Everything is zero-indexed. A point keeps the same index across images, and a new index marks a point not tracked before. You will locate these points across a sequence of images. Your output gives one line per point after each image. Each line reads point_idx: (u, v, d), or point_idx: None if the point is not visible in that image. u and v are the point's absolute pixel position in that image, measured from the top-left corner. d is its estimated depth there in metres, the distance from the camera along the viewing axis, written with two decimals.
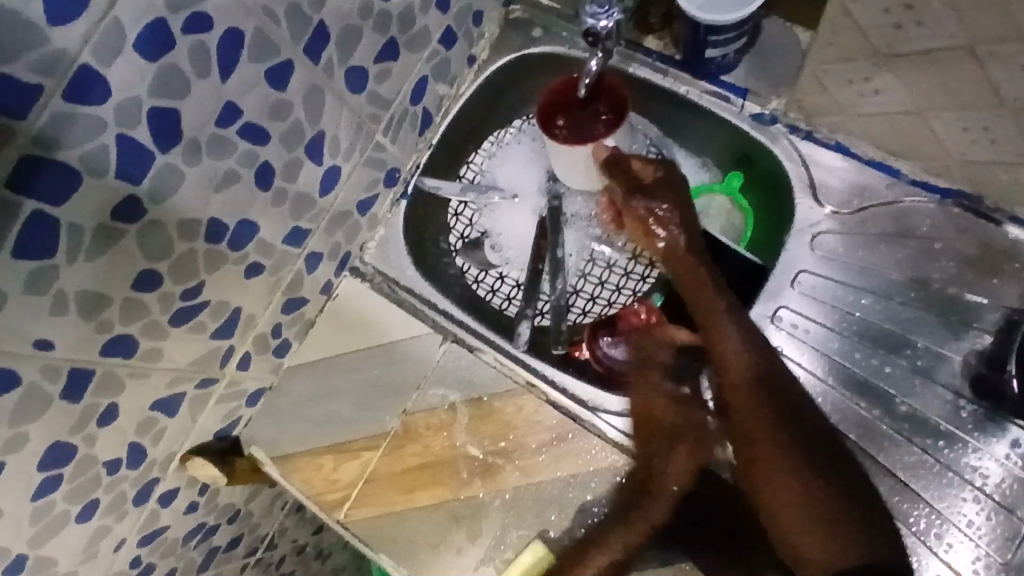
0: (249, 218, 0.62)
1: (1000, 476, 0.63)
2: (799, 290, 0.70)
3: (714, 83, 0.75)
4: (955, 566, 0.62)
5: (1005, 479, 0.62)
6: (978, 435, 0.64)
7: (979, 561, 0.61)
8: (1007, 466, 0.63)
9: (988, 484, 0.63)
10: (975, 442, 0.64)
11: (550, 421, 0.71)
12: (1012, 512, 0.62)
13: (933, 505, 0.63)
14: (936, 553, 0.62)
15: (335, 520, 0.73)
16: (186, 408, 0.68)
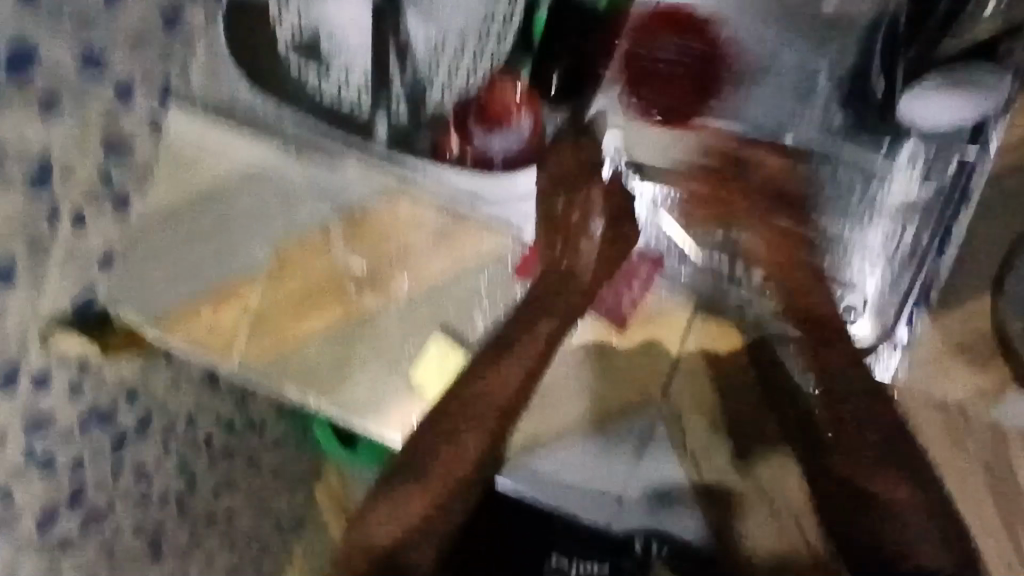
0: (26, 35, 0.50)
1: (869, 181, 0.65)
2: (672, 32, 0.67)
3: None
4: (852, 282, 0.65)
5: (901, 205, 0.65)
6: (855, 146, 0.66)
7: (856, 261, 0.65)
8: (898, 175, 0.65)
9: (859, 189, 0.66)
10: (846, 152, 0.66)
11: (426, 217, 0.68)
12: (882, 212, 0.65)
13: (826, 226, 0.66)
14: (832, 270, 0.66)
15: (230, 366, 0.70)
16: (26, 283, 0.59)
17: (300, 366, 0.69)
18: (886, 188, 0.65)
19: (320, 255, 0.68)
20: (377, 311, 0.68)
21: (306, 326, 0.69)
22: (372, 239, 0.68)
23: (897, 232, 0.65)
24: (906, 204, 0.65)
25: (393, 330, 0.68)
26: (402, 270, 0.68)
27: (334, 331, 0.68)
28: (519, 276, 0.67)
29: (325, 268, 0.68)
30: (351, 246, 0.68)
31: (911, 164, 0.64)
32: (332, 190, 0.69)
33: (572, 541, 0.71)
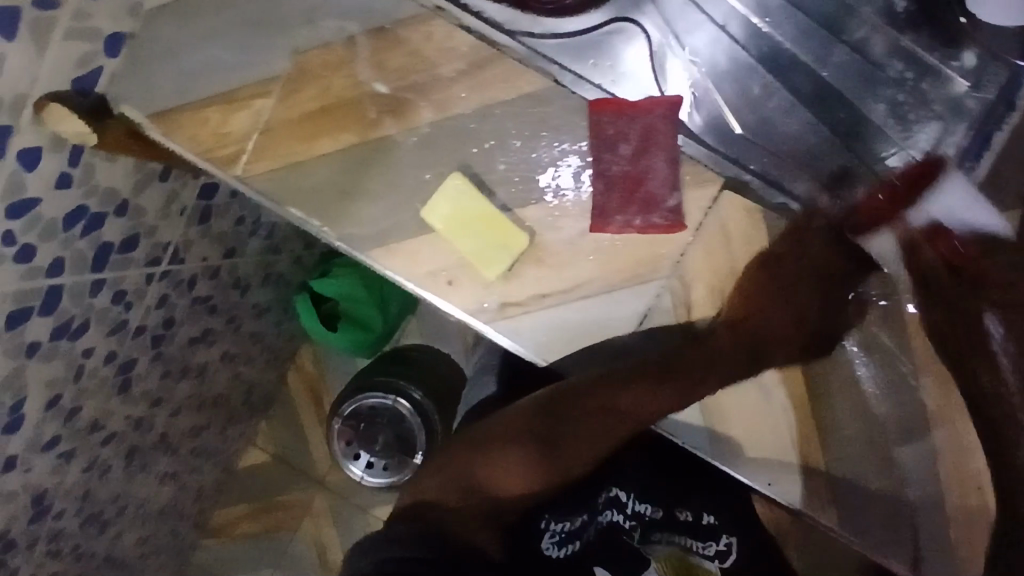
0: None
1: (925, 82, 0.69)
2: None
3: None
4: (887, 164, 0.69)
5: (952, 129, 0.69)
6: (914, 47, 0.69)
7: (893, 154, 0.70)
8: (949, 78, 0.69)
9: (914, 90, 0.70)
10: (913, 53, 0.69)
11: (463, 48, 0.64)
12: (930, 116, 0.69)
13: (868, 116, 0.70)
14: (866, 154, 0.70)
15: (234, 178, 0.66)
16: (28, 33, 0.57)
17: (311, 189, 0.66)
18: (943, 96, 0.69)
19: (341, 70, 0.64)
20: (397, 139, 0.65)
21: (319, 147, 0.65)
22: (402, 64, 0.64)
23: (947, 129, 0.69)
24: (956, 105, 0.69)
25: (411, 161, 0.65)
26: (425, 97, 0.64)
27: (349, 155, 0.65)
28: (591, 110, 0.63)
29: (344, 84, 0.65)
30: (377, 67, 0.64)
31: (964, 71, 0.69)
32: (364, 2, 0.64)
33: (631, 482, 0.83)
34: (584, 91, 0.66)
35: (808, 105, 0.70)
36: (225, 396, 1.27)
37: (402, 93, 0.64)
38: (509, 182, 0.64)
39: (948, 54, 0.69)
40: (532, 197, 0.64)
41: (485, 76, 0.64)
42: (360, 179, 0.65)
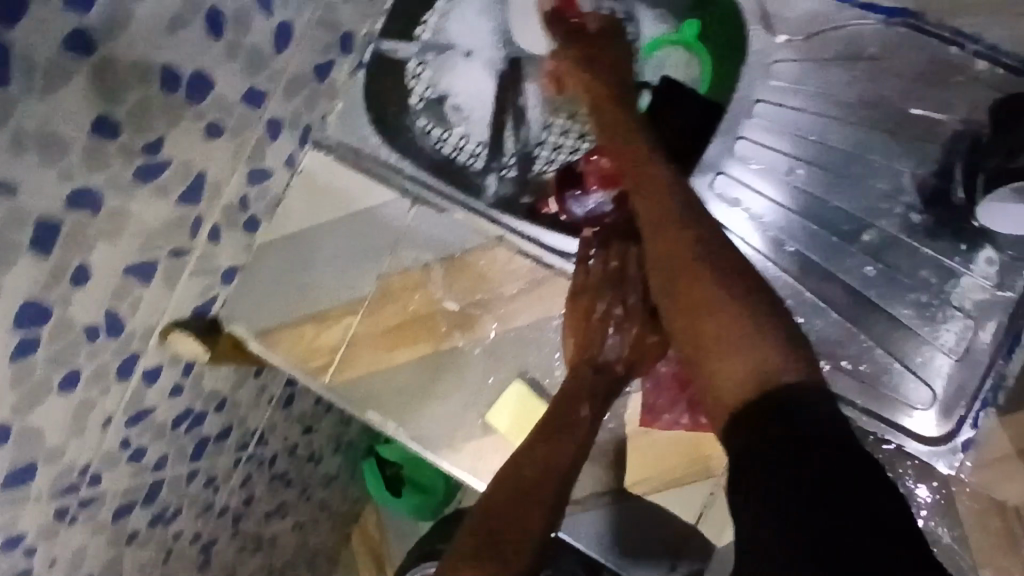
0: (204, 71, 0.61)
1: (962, 287, 0.67)
2: (757, 121, 0.70)
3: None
4: (927, 371, 0.67)
5: (990, 333, 0.66)
6: (936, 251, 0.67)
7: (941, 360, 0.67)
8: (974, 279, 0.67)
9: (954, 298, 0.67)
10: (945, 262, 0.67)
11: (522, 270, 0.73)
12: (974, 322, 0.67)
13: (902, 322, 0.67)
14: (905, 363, 0.67)
15: (322, 386, 0.75)
16: (160, 279, 0.69)
17: (392, 396, 0.73)
18: (983, 301, 0.67)
19: (419, 290, 0.74)
20: (465, 348, 0.73)
21: (398, 359, 0.74)
22: (473, 285, 0.74)
23: (973, 329, 0.67)
24: (984, 306, 0.67)
25: (479, 368, 0.72)
26: (490, 311, 0.73)
27: (425, 364, 0.73)
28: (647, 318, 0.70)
29: (422, 301, 0.74)
30: (447, 287, 0.74)
31: (985, 267, 0.67)
32: (437, 233, 0.75)
33: None
34: None
35: (853, 319, 0.68)
36: (291, 564, 1.30)
37: (470, 308, 0.73)
38: None
39: (969, 255, 0.67)
40: None
41: (543, 294, 0.73)
42: (433, 384, 0.73)
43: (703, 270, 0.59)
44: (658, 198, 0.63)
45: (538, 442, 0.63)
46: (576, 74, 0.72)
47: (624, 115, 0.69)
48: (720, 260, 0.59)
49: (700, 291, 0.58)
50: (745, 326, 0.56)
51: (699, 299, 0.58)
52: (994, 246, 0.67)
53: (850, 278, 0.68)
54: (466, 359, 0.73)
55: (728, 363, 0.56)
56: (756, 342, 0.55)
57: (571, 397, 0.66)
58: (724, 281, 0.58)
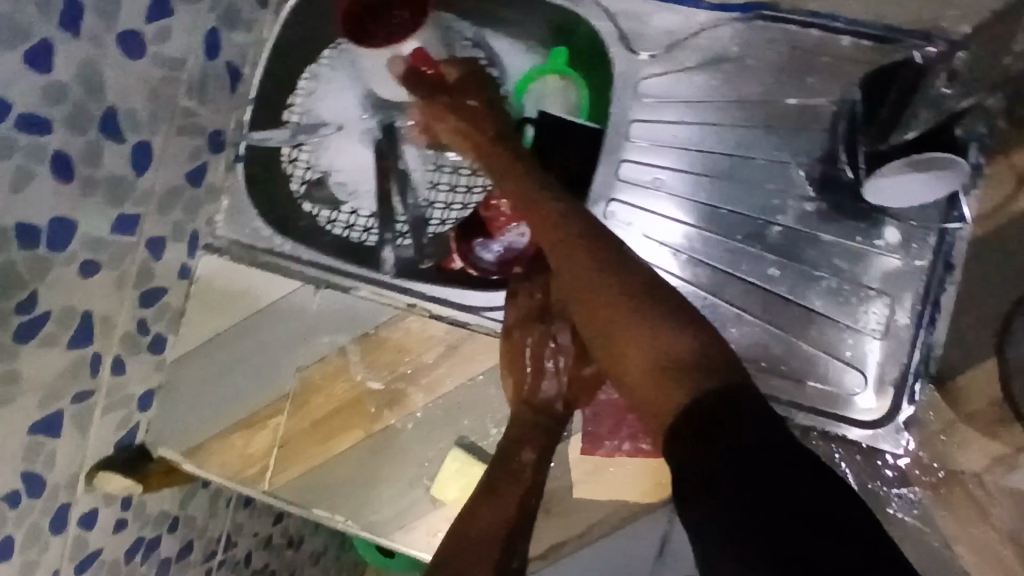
0: (61, 213, 0.59)
1: (871, 263, 0.67)
2: (637, 142, 0.71)
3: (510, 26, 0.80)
4: (850, 353, 0.67)
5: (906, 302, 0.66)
6: (836, 236, 0.68)
7: (866, 339, 0.67)
8: (881, 255, 0.67)
9: (863, 275, 0.67)
10: (850, 243, 0.67)
11: (437, 333, 0.72)
12: (886, 295, 0.67)
13: (817, 310, 0.67)
14: (830, 352, 0.67)
15: (263, 492, 0.73)
16: (70, 425, 0.66)
17: (337, 489, 0.72)
18: (893, 272, 0.67)
19: (341, 376, 0.72)
20: (398, 425, 0.71)
21: (333, 450, 0.72)
22: (393, 359, 0.72)
23: (889, 306, 0.67)
24: (896, 277, 0.67)
25: (415, 442, 0.71)
26: (415, 382, 0.71)
27: (360, 450, 0.71)
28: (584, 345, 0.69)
29: (344, 386, 0.72)
30: (366, 368, 0.72)
31: (889, 242, 0.67)
32: (346, 315, 0.73)
33: None
34: None
35: (768, 318, 0.68)
36: None
37: (393, 384, 0.71)
38: None
39: (870, 229, 0.67)
40: None
41: (465, 356, 0.71)
42: (372, 466, 0.71)
43: (596, 277, 0.55)
44: (540, 209, 0.61)
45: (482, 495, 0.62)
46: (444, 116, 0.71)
47: (499, 147, 0.67)
48: (611, 263, 0.56)
49: (594, 294, 0.55)
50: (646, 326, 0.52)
51: (604, 307, 0.54)
52: (897, 216, 0.66)
53: (759, 280, 0.69)
54: (401, 436, 0.71)
55: (641, 371, 0.51)
56: (659, 336, 0.51)
57: (517, 447, 0.64)
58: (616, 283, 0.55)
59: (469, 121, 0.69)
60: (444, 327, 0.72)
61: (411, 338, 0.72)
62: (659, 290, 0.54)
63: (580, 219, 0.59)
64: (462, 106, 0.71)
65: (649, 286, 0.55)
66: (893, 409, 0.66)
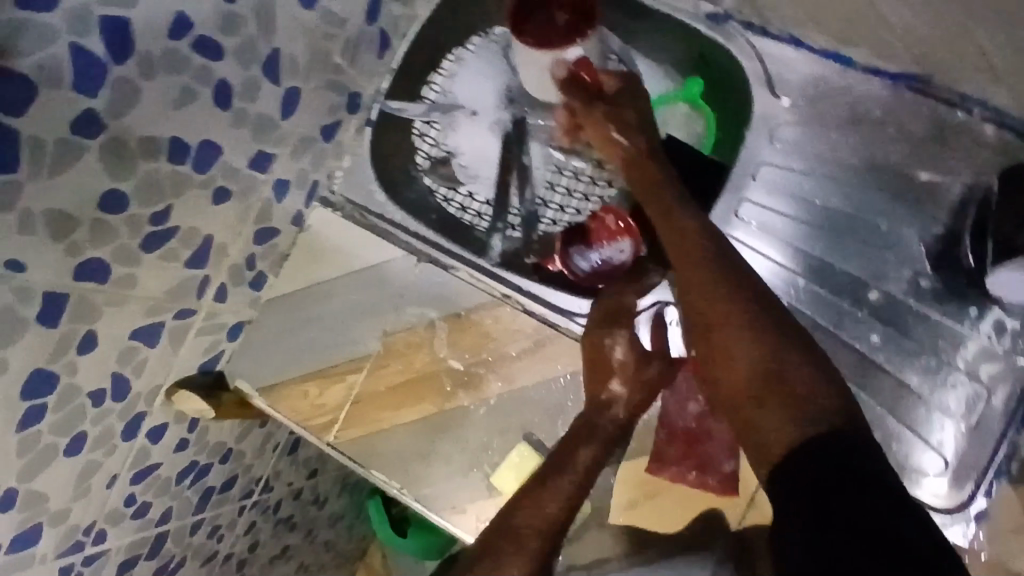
0: (211, 139, 0.61)
1: (972, 351, 0.66)
2: (761, 185, 0.72)
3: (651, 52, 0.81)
4: (934, 435, 0.66)
5: (1000, 396, 0.66)
6: (942, 317, 0.67)
7: (952, 425, 0.66)
8: (982, 344, 0.66)
9: (962, 361, 0.66)
10: (955, 326, 0.67)
11: (526, 328, 0.73)
12: (982, 385, 0.66)
13: (908, 386, 0.67)
14: (914, 430, 0.67)
15: (326, 443, 0.75)
16: (166, 339, 0.69)
17: (399, 456, 0.73)
18: (993, 363, 0.66)
19: (425, 349, 0.74)
20: (471, 408, 0.72)
21: (404, 418, 0.73)
22: (479, 343, 0.73)
23: (983, 398, 0.66)
24: (997, 371, 0.66)
25: (483, 428, 0.72)
26: (497, 369, 0.72)
27: (429, 424, 0.73)
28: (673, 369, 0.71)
29: (426, 359, 0.74)
30: (450, 346, 0.74)
31: (996, 334, 0.66)
32: (445, 291, 0.75)
33: None
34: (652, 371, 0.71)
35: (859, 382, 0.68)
36: None
37: (474, 367, 0.73)
38: None
39: (978, 315, 0.67)
40: None
41: (551, 356, 0.72)
42: (436, 442, 0.72)
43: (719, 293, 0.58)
44: (670, 226, 0.64)
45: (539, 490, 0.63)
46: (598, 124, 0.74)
47: (646, 162, 0.70)
48: (737, 280, 0.59)
49: (723, 307, 0.58)
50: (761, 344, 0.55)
51: (726, 320, 0.57)
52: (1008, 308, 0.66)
53: (858, 343, 0.68)
54: (470, 420, 0.72)
55: (754, 385, 0.55)
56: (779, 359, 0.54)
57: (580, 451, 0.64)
58: (738, 301, 0.57)
59: (614, 123, 0.72)
60: (535, 323, 0.73)
61: (504, 327, 0.73)
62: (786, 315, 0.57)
63: (708, 236, 0.62)
64: (611, 109, 0.73)
65: (771, 304, 0.58)
66: (966, 499, 0.65)
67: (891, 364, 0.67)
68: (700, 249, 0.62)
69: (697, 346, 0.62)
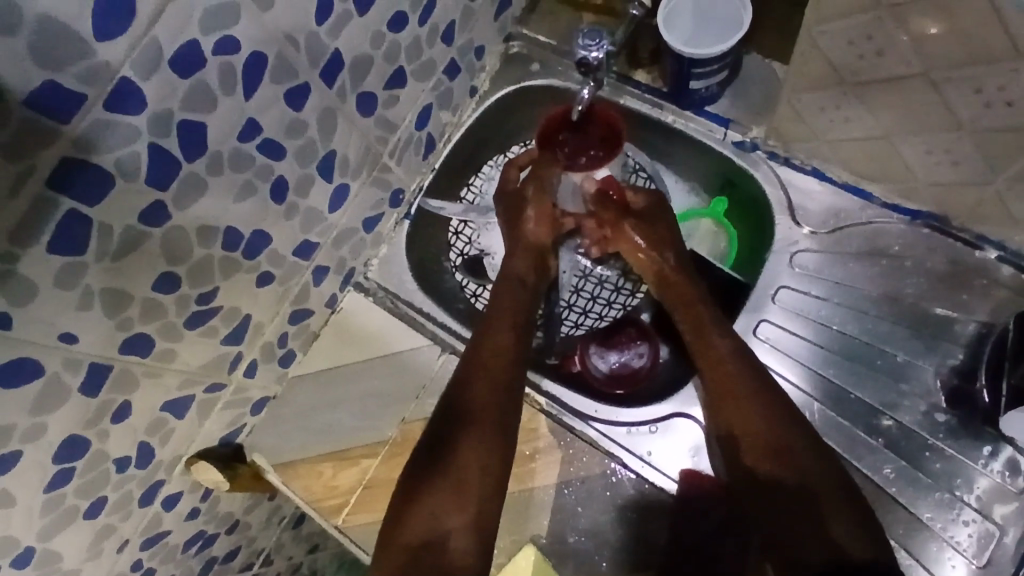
0: (262, 228, 0.66)
1: (984, 488, 0.66)
2: (780, 307, 0.75)
3: (681, 169, 0.87)
4: (947, 572, 0.65)
5: (1014, 535, 0.65)
6: (956, 453, 0.68)
7: (964, 562, 0.65)
8: (995, 481, 0.66)
9: (974, 497, 0.66)
10: (969, 462, 0.67)
11: (542, 429, 0.74)
12: (995, 523, 0.66)
13: (920, 520, 0.67)
14: (926, 567, 0.66)
15: (334, 525, 0.75)
16: (194, 411, 0.71)
17: None
18: (1006, 502, 0.66)
19: None
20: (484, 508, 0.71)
21: None
22: None
23: (995, 536, 0.65)
24: (1011, 511, 0.66)
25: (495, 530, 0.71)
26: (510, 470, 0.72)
27: None
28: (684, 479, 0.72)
29: None
30: None
31: (1009, 473, 0.66)
32: None
33: None
34: (660, 480, 0.72)
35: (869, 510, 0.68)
36: None
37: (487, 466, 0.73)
38: (576, 555, 0.70)
39: (990, 452, 0.67)
40: (599, 568, 0.69)
41: (563, 457, 0.73)
42: None
43: (760, 418, 0.67)
44: (710, 345, 0.71)
45: (447, 501, 0.65)
46: (624, 234, 0.79)
47: (680, 277, 0.76)
48: (777, 410, 0.67)
49: (745, 417, 0.67)
50: (795, 468, 0.65)
51: (746, 426, 0.67)
52: (1020, 447, 0.66)
53: (870, 472, 0.69)
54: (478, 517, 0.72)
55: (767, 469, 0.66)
56: (786, 455, 0.65)
57: (466, 469, 0.66)
58: (777, 426, 0.66)
59: (641, 233, 0.78)
60: (551, 422, 0.75)
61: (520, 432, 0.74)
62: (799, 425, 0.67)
63: (740, 360, 0.70)
64: (640, 220, 0.79)
65: (795, 419, 0.67)
66: None
67: (906, 496, 0.67)
68: (740, 375, 0.69)
69: (727, 445, 0.69)
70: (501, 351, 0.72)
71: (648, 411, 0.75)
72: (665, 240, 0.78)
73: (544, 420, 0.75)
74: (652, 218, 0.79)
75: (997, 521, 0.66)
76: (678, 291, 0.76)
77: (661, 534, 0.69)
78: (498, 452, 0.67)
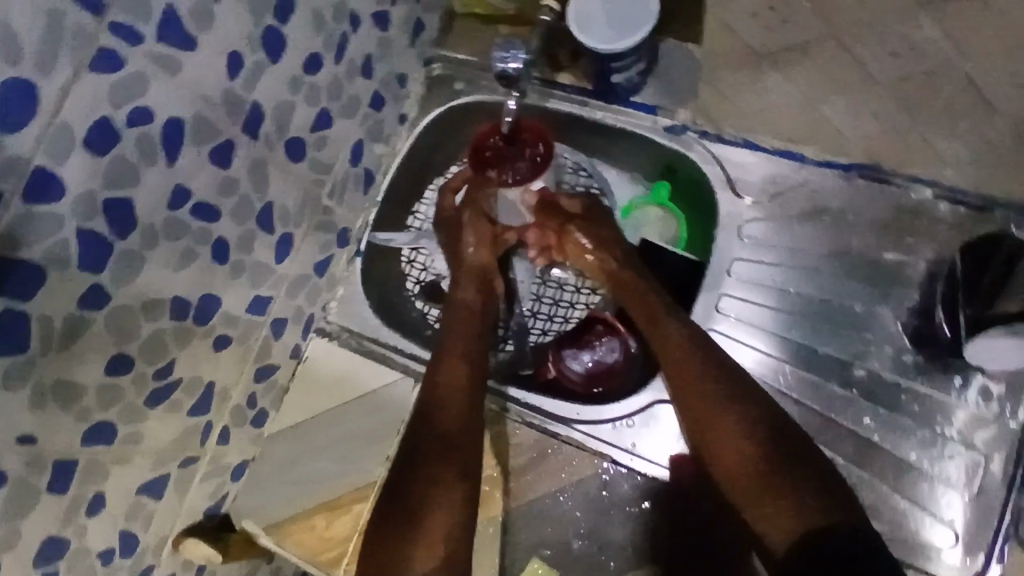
0: (211, 292, 0.65)
1: (962, 419, 0.68)
2: (737, 279, 0.76)
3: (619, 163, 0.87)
4: (942, 507, 0.67)
5: (998, 460, 0.67)
6: (929, 389, 0.69)
7: (958, 494, 0.67)
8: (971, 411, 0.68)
9: (954, 430, 0.68)
10: (942, 397, 0.69)
11: (527, 442, 0.74)
12: (978, 451, 0.67)
13: (909, 461, 0.68)
14: (923, 506, 0.67)
15: None
16: (172, 489, 0.69)
17: None
18: (985, 428, 0.68)
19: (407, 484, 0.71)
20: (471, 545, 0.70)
21: None
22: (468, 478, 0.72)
23: (981, 464, 0.67)
24: (992, 436, 0.68)
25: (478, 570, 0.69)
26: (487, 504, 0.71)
27: None
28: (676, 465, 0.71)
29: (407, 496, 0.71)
30: None
31: (983, 401, 0.68)
32: None
33: None
34: (653, 470, 0.72)
35: (855, 459, 0.69)
36: None
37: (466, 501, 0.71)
38: (581, 560, 0.70)
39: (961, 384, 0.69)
40: (606, 567, 0.69)
41: (550, 466, 0.73)
42: None
43: (723, 405, 0.65)
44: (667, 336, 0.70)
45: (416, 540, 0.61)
46: (571, 240, 0.80)
47: (627, 276, 0.76)
48: (742, 402, 0.65)
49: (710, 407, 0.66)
50: (763, 456, 0.62)
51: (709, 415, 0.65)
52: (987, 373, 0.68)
53: (853, 424, 0.70)
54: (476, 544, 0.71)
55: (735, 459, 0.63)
56: (753, 442, 0.63)
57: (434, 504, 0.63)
58: (742, 412, 0.65)
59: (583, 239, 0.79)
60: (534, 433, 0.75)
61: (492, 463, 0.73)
62: (769, 413, 0.65)
63: (699, 350, 0.69)
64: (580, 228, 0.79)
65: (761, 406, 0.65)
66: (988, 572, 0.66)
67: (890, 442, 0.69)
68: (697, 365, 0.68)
69: (696, 437, 0.67)
70: (460, 376, 0.71)
71: (631, 405, 0.75)
72: (608, 244, 0.79)
73: (528, 432, 0.75)
74: (593, 224, 0.80)
75: (979, 449, 0.67)
76: (628, 289, 0.76)
77: (661, 523, 0.70)
78: (466, 485, 0.65)
